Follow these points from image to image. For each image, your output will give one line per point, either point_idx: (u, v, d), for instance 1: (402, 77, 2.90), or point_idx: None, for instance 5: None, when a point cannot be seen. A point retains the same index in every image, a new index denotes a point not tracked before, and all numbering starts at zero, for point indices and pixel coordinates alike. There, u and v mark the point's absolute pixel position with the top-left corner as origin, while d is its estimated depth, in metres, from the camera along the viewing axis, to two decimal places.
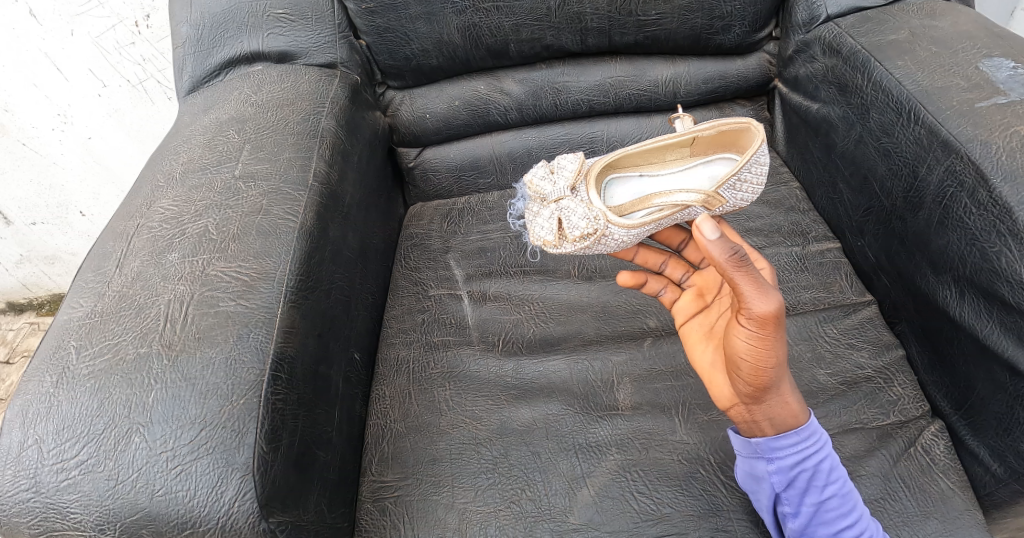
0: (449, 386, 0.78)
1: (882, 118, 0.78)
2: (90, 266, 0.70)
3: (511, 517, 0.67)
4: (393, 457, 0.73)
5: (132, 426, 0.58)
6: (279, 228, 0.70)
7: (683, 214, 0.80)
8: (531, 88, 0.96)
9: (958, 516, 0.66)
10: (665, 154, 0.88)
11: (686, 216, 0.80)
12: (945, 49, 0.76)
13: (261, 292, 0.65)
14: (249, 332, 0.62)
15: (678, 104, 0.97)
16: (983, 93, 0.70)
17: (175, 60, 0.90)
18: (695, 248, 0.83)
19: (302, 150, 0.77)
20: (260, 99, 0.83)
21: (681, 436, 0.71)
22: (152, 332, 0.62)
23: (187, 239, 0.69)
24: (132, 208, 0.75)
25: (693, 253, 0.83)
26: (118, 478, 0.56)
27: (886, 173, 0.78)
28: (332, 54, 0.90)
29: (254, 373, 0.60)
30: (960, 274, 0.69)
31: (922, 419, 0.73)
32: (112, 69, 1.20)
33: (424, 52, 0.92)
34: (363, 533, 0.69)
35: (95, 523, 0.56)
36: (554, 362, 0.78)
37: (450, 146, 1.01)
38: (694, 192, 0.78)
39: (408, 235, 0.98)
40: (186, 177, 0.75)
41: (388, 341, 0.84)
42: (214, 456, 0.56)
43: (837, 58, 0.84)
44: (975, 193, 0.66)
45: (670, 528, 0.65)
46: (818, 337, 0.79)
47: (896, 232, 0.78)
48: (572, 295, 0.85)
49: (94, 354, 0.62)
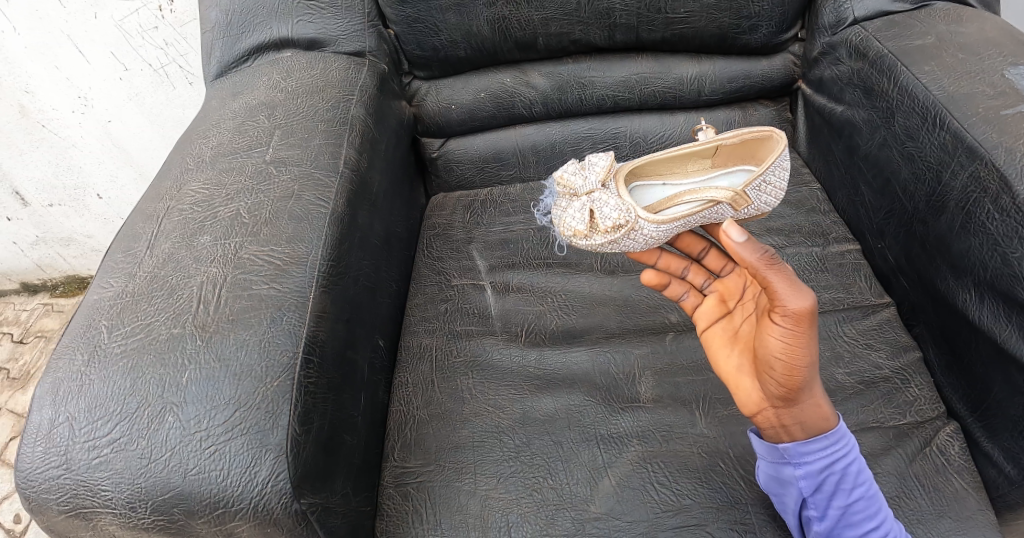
0: (472, 375, 0.79)
1: (908, 122, 0.78)
2: (122, 246, 0.72)
3: (531, 505, 0.68)
4: (416, 443, 0.74)
5: (166, 406, 0.59)
6: (311, 214, 0.70)
7: (711, 212, 0.80)
8: (557, 82, 0.97)
9: (971, 516, 0.67)
10: (687, 164, 0.90)
11: (715, 214, 0.81)
12: (971, 55, 0.77)
13: (293, 276, 0.65)
14: (282, 315, 0.63)
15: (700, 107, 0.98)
16: (1008, 100, 0.70)
17: (205, 45, 0.91)
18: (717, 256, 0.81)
19: (332, 137, 0.78)
20: (290, 85, 0.84)
21: (701, 429, 0.72)
22: (185, 314, 0.63)
23: (219, 222, 0.70)
24: (162, 191, 0.76)
25: (715, 261, 0.80)
26: (150, 457, 0.57)
27: (909, 176, 0.79)
28: (361, 43, 0.90)
29: (288, 356, 0.61)
30: (980, 279, 0.70)
31: (938, 420, 0.74)
32: (135, 53, 1.20)
33: (452, 43, 0.92)
34: (386, 516, 0.70)
35: (126, 501, 0.57)
36: (577, 353, 0.79)
37: (474, 137, 1.01)
38: (723, 189, 0.79)
39: (430, 224, 0.98)
40: (218, 160, 0.76)
41: (411, 329, 0.85)
42: (248, 437, 0.57)
43: (863, 61, 0.85)
44: (998, 199, 0.67)
45: (689, 519, 0.66)
46: (836, 337, 0.80)
47: (917, 236, 0.79)
48: (594, 288, 0.86)
49: (126, 333, 0.63)
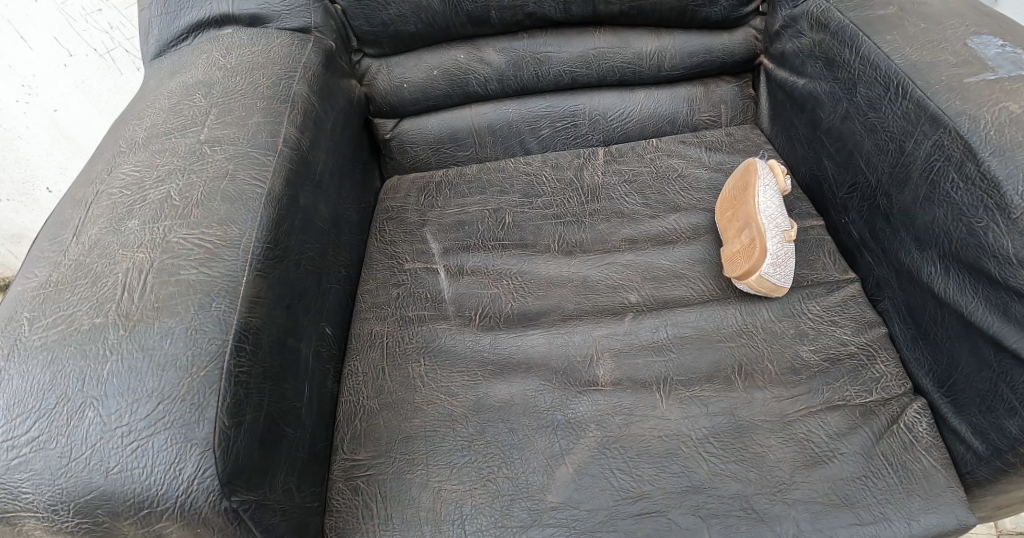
0: (425, 362, 0.75)
1: (870, 93, 0.76)
2: (47, 234, 0.67)
3: (486, 496, 0.65)
4: (366, 434, 0.71)
5: (86, 400, 0.54)
6: (246, 195, 0.66)
7: (777, 242, 0.74)
8: (512, 58, 0.93)
9: (941, 493, 0.65)
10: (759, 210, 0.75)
11: (782, 249, 0.75)
12: (934, 24, 0.74)
13: (224, 259, 0.62)
14: (211, 301, 0.59)
15: (656, 114, 0.98)
16: (971, 68, 0.68)
17: (143, 23, 0.86)
18: (746, 278, 0.75)
19: (271, 115, 0.74)
20: (230, 62, 0.79)
21: (662, 412, 0.70)
22: (108, 301, 0.59)
23: (148, 205, 0.65)
24: (93, 174, 0.71)
25: (748, 281, 0.75)
26: (71, 456, 0.53)
27: (872, 148, 0.77)
28: (306, 18, 0.86)
29: (216, 344, 0.57)
30: (946, 250, 0.68)
31: (905, 397, 0.71)
32: (79, 38, 1.11)
33: (401, 18, 0.89)
34: (335, 513, 0.67)
35: (48, 503, 0.53)
36: (533, 335, 0.76)
37: (430, 116, 0.98)
38: (787, 224, 0.76)
39: (384, 208, 0.94)
40: (150, 141, 0.71)
41: (361, 316, 0.81)
42: (172, 431, 0.53)
43: (824, 32, 0.83)
44: (962, 167, 0.65)
45: (651, 505, 0.64)
46: (801, 314, 0.77)
47: (881, 209, 0.77)
48: (552, 270, 0.82)
49: (48, 325, 0.58)
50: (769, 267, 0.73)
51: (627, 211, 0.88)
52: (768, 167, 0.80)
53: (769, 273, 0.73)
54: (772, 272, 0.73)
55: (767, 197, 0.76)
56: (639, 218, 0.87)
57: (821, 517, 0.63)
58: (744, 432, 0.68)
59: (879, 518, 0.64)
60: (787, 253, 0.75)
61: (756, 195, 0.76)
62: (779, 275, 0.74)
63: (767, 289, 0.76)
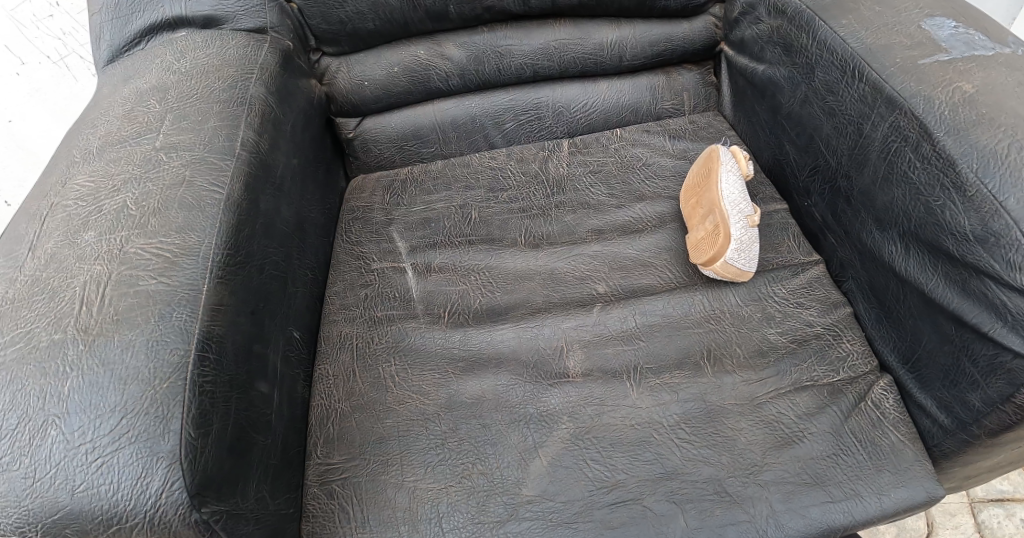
0: (395, 363, 0.75)
1: (827, 77, 0.77)
2: (2, 250, 0.65)
3: (462, 492, 0.65)
4: (339, 437, 0.70)
5: (47, 419, 0.53)
6: (204, 201, 0.65)
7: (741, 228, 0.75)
8: (473, 52, 0.93)
9: (909, 467, 0.67)
10: (723, 196, 0.76)
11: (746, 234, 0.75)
12: (887, 8, 0.75)
13: (184, 268, 0.61)
14: (171, 311, 0.58)
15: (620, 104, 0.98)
16: (925, 50, 0.69)
17: (94, 29, 0.84)
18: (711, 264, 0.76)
19: (228, 119, 0.73)
20: (184, 66, 0.78)
21: (633, 401, 0.70)
22: (67, 317, 0.57)
23: (104, 216, 0.64)
24: (47, 186, 0.69)
25: (713, 267, 0.76)
26: (35, 476, 0.52)
27: (831, 131, 0.78)
28: (262, 18, 0.84)
29: (178, 354, 0.56)
30: (905, 229, 0.69)
31: (871, 375, 0.73)
32: (30, 45, 1.08)
33: (360, 16, 0.87)
34: (311, 518, 0.66)
35: (14, 525, 0.52)
36: (502, 330, 0.76)
37: (393, 114, 0.97)
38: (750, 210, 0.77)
39: (350, 208, 0.93)
40: (105, 150, 0.70)
41: (330, 318, 0.80)
42: (137, 446, 0.53)
43: (782, 18, 0.83)
44: (918, 147, 0.66)
45: (625, 494, 0.65)
46: (768, 298, 0.78)
47: (842, 191, 0.78)
48: (520, 264, 0.82)
49: (4, 344, 0.57)
50: (733, 253, 0.74)
51: (593, 202, 0.89)
52: (730, 153, 0.81)
53: (734, 259, 0.74)
54: (737, 257, 0.74)
55: (730, 184, 0.77)
56: (605, 208, 0.88)
57: (792, 496, 0.65)
58: (716, 417, 0.69)
59: (850, 494, 0.65)
60: (750, 238, 0.76)
61: (719, 181, 0.77)
62: (744, 259, 0.75)
63: (732, 275, 0.76)
